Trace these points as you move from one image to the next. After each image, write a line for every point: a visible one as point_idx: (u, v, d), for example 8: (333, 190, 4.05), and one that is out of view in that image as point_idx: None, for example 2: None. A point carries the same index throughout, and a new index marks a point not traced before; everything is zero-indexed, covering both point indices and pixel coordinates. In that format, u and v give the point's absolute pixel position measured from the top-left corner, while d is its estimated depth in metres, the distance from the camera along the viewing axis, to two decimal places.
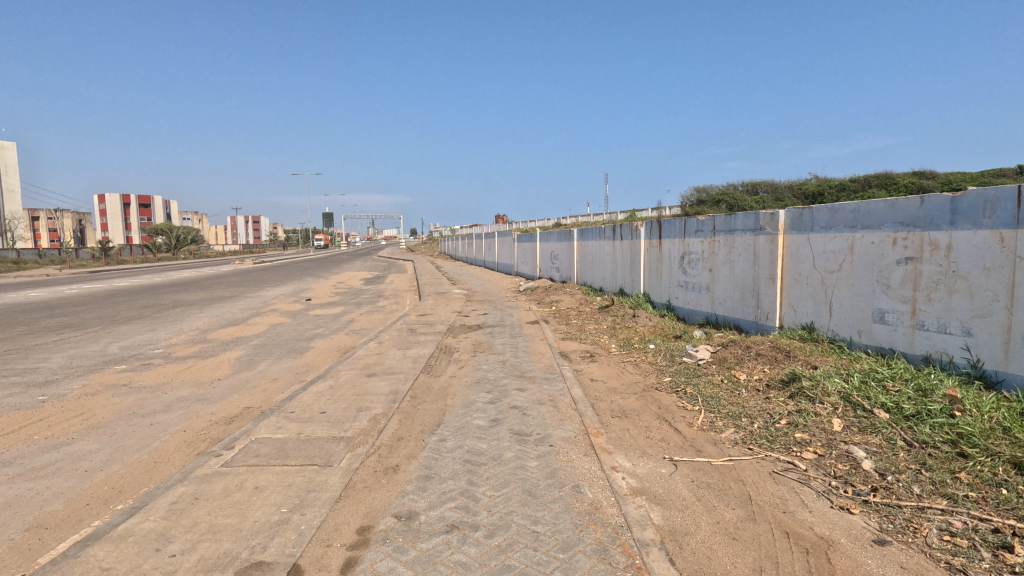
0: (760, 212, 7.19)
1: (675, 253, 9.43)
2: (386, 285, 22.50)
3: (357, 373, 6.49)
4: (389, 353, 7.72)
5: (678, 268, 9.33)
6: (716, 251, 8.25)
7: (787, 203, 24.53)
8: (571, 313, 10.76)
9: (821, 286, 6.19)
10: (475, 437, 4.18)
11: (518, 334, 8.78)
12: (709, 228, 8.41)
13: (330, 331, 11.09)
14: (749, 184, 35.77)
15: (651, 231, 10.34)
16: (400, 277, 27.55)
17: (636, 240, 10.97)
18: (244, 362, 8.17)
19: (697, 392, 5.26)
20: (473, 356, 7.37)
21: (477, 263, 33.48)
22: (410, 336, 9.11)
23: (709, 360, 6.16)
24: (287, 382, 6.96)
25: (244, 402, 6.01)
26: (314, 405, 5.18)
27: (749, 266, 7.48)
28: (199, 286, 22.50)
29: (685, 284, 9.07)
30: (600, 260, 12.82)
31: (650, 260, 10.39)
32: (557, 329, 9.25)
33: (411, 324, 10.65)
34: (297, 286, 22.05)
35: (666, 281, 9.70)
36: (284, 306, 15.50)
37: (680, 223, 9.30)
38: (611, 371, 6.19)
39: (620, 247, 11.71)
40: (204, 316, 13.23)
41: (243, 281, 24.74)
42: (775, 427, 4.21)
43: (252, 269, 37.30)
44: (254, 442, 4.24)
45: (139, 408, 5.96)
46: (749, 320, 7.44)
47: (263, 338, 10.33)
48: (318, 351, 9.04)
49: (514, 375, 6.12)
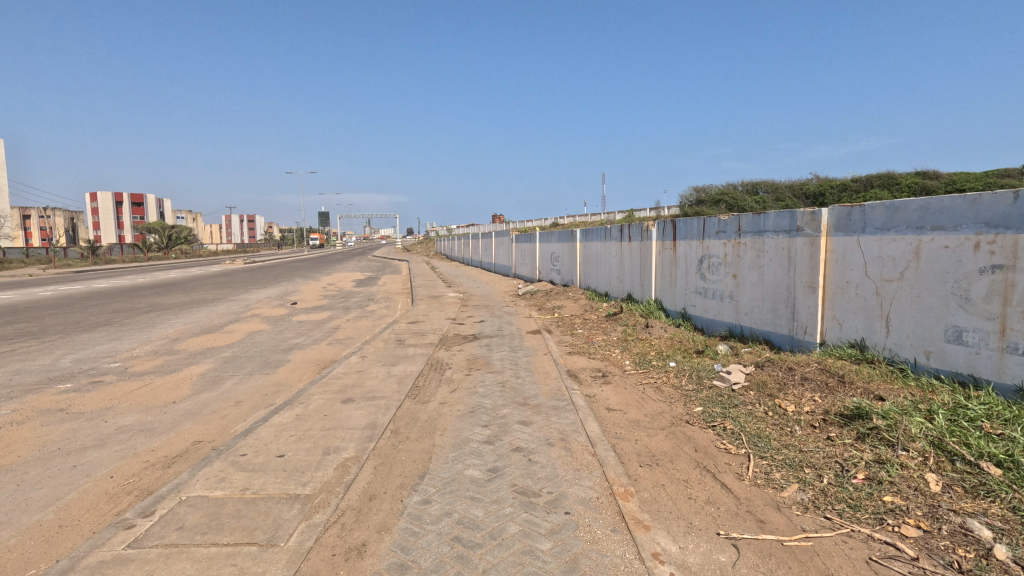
0: (797, 211, 6.27)
1: (693, 256, 8.50)
2: (378, 287, 21.51)
3: (331, 399, 5.54)
4: (372, 370, 6.78)
5: (696, 273, 8.41)
6: (743, 255, 7.33)
7: (790, 203, 23.76)
8: (575, 321, 9.84)
9: (876, 297, 5.27)
10: (468, 500, 3.25)
11: (519, 347, 7.85)
12: (734, 229, 7.49)
13: (312, 341, 10.13)
14: (750, 185, 35.03)
15: (664, 232, 9.42)
16: (393, 279, 26.57)
17: (646, 242, 10.05)
18: (208, 380, 7.21)
19: (738, 428, 4.32)
20: (468, 375, 6.44)
21: (473, 264, 32.55)
22: (398, 348, 8.16)
23: (745, 385, 5.23)
24: (252, 407, 6.01)
25: (195, 435, 5.05)
26: (273, 445, 4.24)
27: (782, 272, 6.56)
28: (181, 288, 21.44)
29: (704, 291, 8.16)
30: (606, 263, 11.90)
31: (663, 264, 9.47)
32: (562, 341, 8.33)
33: (400, 333, 9.69)
34: (284, 288, 21.01)
35: (682, 287, 8.78)
36: (267, 311, 14.51)
37: (697, 223, 8.37)
38: (629, 397, 5.27)
39: (628, 249, 10.79)
40: (176, 323, 12.20)
41: (229, 283, 23.65)
42: (853, 485, 3.28)
43: (242, 270, 36.19)
44: (183, 504, 3.29)
45: (68, 442, 4.98)
46: (783, 334, 6.53)
47: (236, 348, 9.36)
48: (294, 365, 8.08)
49: (515, 402, 5.19)
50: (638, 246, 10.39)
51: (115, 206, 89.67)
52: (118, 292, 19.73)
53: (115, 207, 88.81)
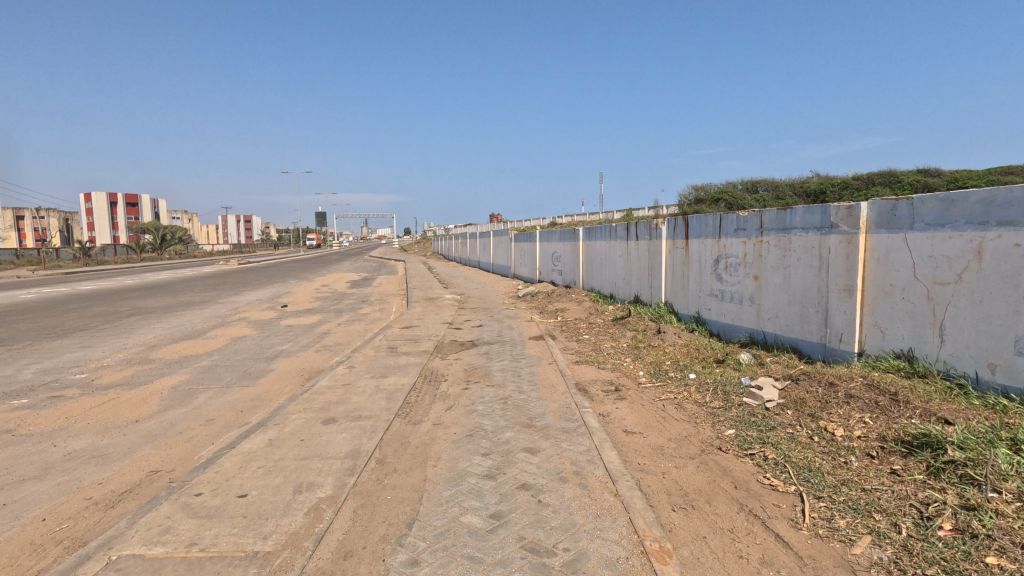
0: (830, 206, 5.66)
1: (708, 256, 7.89)
2: (373, 289, 20.87)
3: (311, 418, 4.91)
4: (360, 383, 6.14)
5: (711, 274, 7.80)
6: (765, 255, 6.72)
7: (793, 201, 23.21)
8: (580, 326, 9.22)
9: (927, 303, 4.66)
10: (466, 560, 2.61)
11: (521, 356, 7.23)
12: (755, 226, 6.88)
13: (299, 347, 9.48)
14: (750, 183, 34.52)
15: (675, 230, 8.82)
16: (389, 279, 25.91)
17: (655, 241, 9.44)
18: (180, 392, 6.58)
19: (781, 458, 3.69)
20: (465, 388, 5.81)
21: (471, 264, 31.92)
22: (390, 357, 7.52)
23: (780, 403, 4.61)
24: (224, 427, 5.37)
25: (153, 463, 4.42)
26: (236, 480, 3.61)
27: (812, 273, 5.96)
28: (168, 290, 20.74)
29: (722, 293, 7.55)
30: (611, 263, 11.29)
31: (673, 264, 8.85)
32: (567, 348, 7.72)
33: (393, 339, 9.05)
34: (275, 290, 20.34)
35: (696, 290, 8.18)
36: (255, 314, 13.84)
37: (712, 220, 7.76)
38: (648, 418, 4.64)
39: (635, 249, 10.19)
40: (157, 328, 11.54)
41: (220, 284, 22.97)
42: (942, 539, 2.65)
43: (235, 271, 35.45)
44: (110, 567, 2.64)
45: (5, 472, 4.32)
46: (814, 342, 5.93)
47: (217, 356, 8.72)
48: (277, 375, 7.43)
49: (519, 424, 4.56)
50: (646, 245, 9.78)
51: (109, 206, 88.73)
52: (103, 294, 19.04)
53: (108, 207, 87.85)
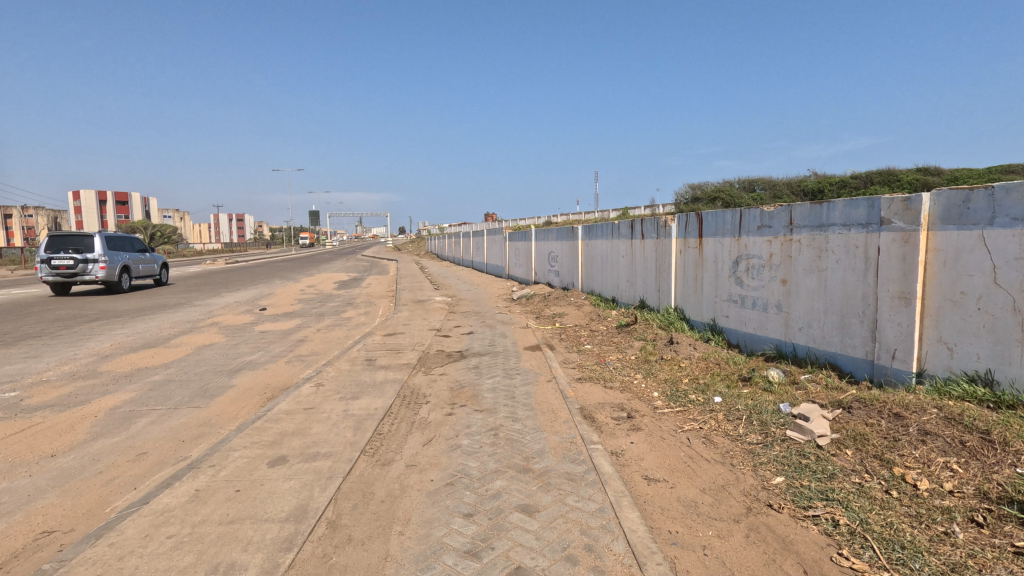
0: (878, 198, 4.80)
1: (726, 257, 7.03)
2: (361, 290, 19.90)
3: (257, 456, 4.01)
4: (326, 406, 5.24)
5: (730, 277, 6.94)
6: (795, 255, 5.86)
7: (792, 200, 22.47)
8: (581, 334, 8.34)
9: (1013, 315, 3.81)
10: None
11: (516, 370, 6.33)
12: (783, 223, 6.02)
13: (269, 357, 8.56)
14: (746, 183, 33.90)
15: (686, 228, 7.96)
16: (377, 280, 24.95)
17: (664, 240, 8.56)
18: (117, 416, 5.63)
19: (858, 525, 2.79)
20: (450, 414, 4.91)
21: (464, 264, 31.02)
22: (366, 372, 6.61)
23: (834, 440, 3.72)
24: (156, 463, 4.45)
25: (49, 520, 3.50)
26: (132, 560, 2.70)
27: (854, 277, 5.11)
28: (143, 291, 19.63)
29: (743, 299, 6.69)
30: (613, 263, 10.42)
31: (685, 266, 7.98)
32: (568, 360, 6.85)
33: (373, 348, 8.13)
34: (257, 291, 19.30)
35: (711, 295, 7.32)
36: (229, 318, 12.85)
37: (731, 217, 6.90)
38: (672, 459, 3.75)
39: (640, 249, 9.32)
40: (117, 335, 10.57)
41: (202, 284, 22.01)
42: None
43: (222, 271, 34.43)
44: None
45: None
46: (857, 357, 5.07)
47: (174, 369, 7.76)
48: (236, 393, 6.52)
49: (513, 467, 3.66)
50: (653, 244, 8.91)
51: (97, 205, 87.19)
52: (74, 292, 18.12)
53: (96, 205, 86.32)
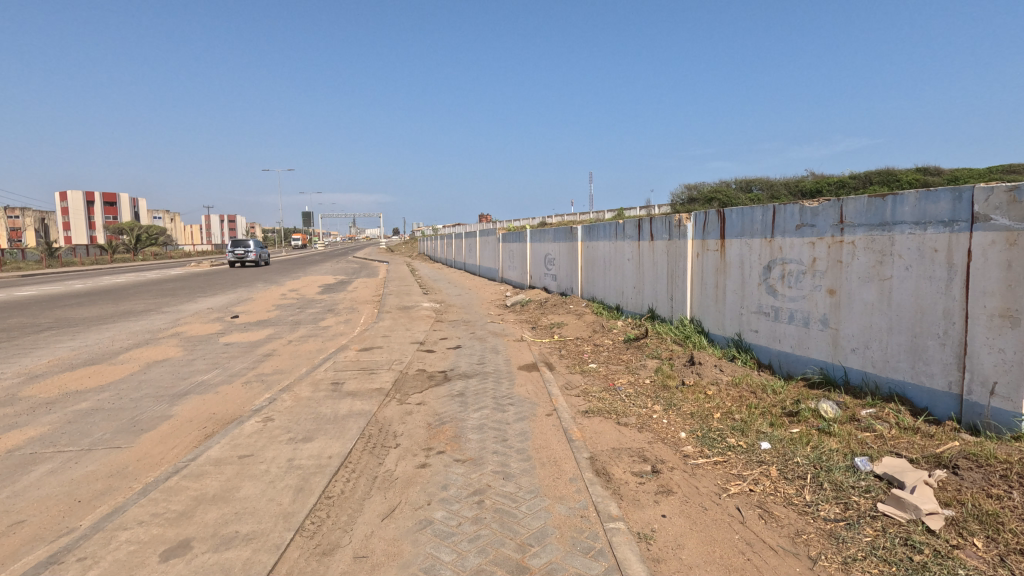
0: (968, 189, 3.77)
1: (756, 262, 6.01)
2: (346, 294, 18.80)
3: (150, 541, 2.92)
4: (268, 451, 4.15)
5: (762, 285, 5.92)
6: (846, 260, 4.84)
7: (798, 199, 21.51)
8: (584, 349, 7.28)
9: None
10: None
11: (509, 400, 5.26)
12: (830, 221, 4.99)
13: (225, 376, 7.45)
14: (746, 183, 33.00)
15: (704, 227, 6.93)
16: (366, 283, 23.86)
17: (677, 241, 7.53)
18: (10, 463, 4.52)
19: None
20: (423, 466, 3.84)
21: (456, 266, 29.94)
22: (329, 400, 5.51)
23: (949, 522, 2.67)
24: (29, 539, 3.35)
25: None
26: None
27: (930, 289, 4.09)
28: (113, 296, 18.43)
29: (778, 312, 5.68)
30: (617, 268, 9.39)
31: (704, 272, 6.96)
32: (571, 385, 5.78)
33: (343, 367, 7.03)
34: (234, 295, 18.13)
35: (737, 306, 6.30)
36: (194, 328, 11.71)
37: (762, 214, 5.88)
38: (724, 550, 2.69)
39: (650, 251, 8.28)
40: (61, 348, 9.43)
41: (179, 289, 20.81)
42: None
43: (205, 274, 33.20)
44: None
45: None
46: (936, 390, 4.05)
47: (109, 392, 6.63)
48: (171, 425, 5.42)
49: (501, 563, 2.60)
50: (664, 246, 7.88)
51: (84, 206, 85.55)
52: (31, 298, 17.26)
53: (83, 206, 84.65)
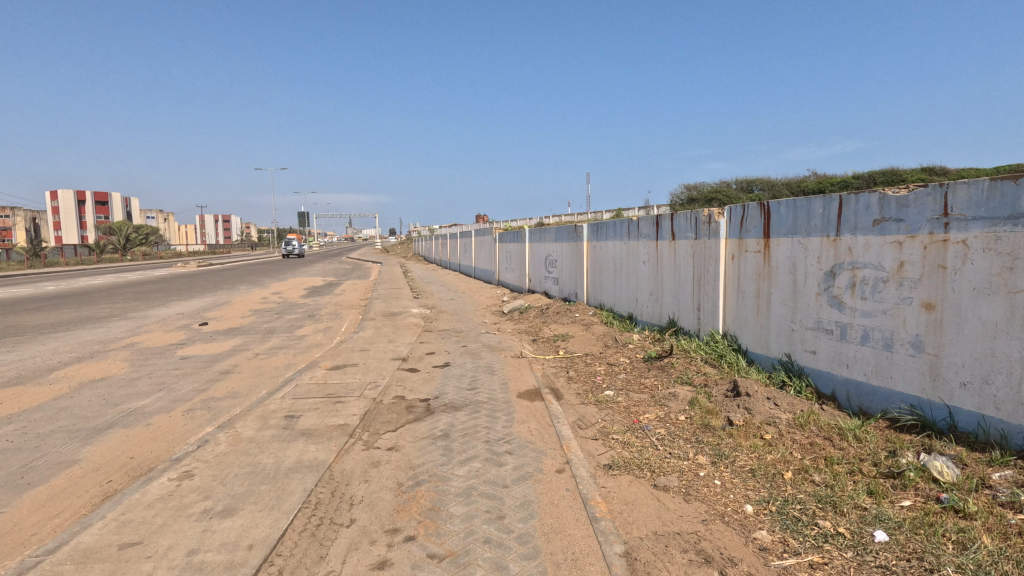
0: None
1: (813, 266, 4.84)
2: (331, 298, 17.58)
3: None
4: (164, 537, 2.92)
5: (822, 295, 4.76)
6: (951, 266, 3.68)
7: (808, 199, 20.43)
8: (596, 371, 6.09)
9: None
10: None
11: (507, 446, 4.05)
12: (927, 213, 3.82)
13: (165, 403, 6.19)
14: (745, 184, 32.14)
15: (742, 224, 5.77)
16: (355, 285, 22.61)
17: (706, 241, 6.36)
18: None
19: None
20: (382, 567, 2.62)
21: (452, 267, 28.71)
22: (275, 444, 4.28)
23: None
24: None
25: None
26: None
27: None
28: (78, 300, 17.12)
29: (847, 329, 4.51)
30: (630, 271, 8.21)
31: (741, 277, 5.79)
32: (585, 422, 4.56)
33: (306, 393, 5.79)
34: (210, 299, 16.83)
35: (789, 320, 5.14)
36: (152, 338, 10.41)
37: (824, 207, 4.72)
38: None
39: (671, 253, 7.10)
40: None
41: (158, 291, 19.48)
42: None
43: (190, 275, 31.77)
44: None
45: None
46: None
47: (11, 427, 5.35)
48: (67, 478, 4.16)
49: None
50: (689, 247, 6.70)
51: (73, 205, 83.82)
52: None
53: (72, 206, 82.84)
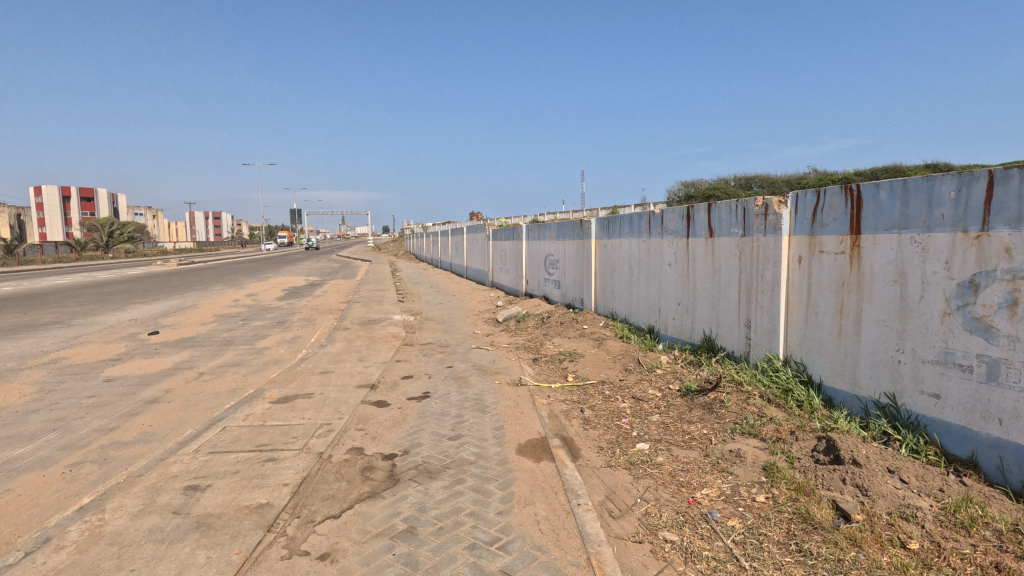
0: None
1: (937, 274, 3.42)
2: (309, 301, 16.05)
3: None
4: None
5: (952, 315, 3.33)
6: None
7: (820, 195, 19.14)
8: (619, 409, 4.64)
9: None
10: None
11: (504, 559, 2.58)
12: None
13: (48, 453, 4.65)
14: (745, 181, 30.96)
15: (815, 215, 4.35)
16: (339, 286, 21.13)
17: (759, 237, 4.94)
18: None
19: None
20: None
21: (444, 267, 27.28)
22: (147, 548, 2.79)
23: None
24: None
25: None
26: None
27: None
28: (27, 302, 15.50)
29: (999, 368, 3.09)
30: (653, 275, 6.80)
31: (814, 287, 4.37)
32: (617, 505, 3.11)
33: (231, 441, 4.29)
34: (172, 303, 15.23)
35: (893, 348, 3.72)
36: (83, 352, 8.83)
37: (958, 189, 3.29)
38: None
39: (709, 253, 5.69)
40: None
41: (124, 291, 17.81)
42: None
43: (167, 273, 29.99)
44: None
45: None
46: None
47: None
48: None
49: None
50: (735, 245, 5.28)
51: (55, 201, 81.57)
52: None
53: (54, 202, 80.51)
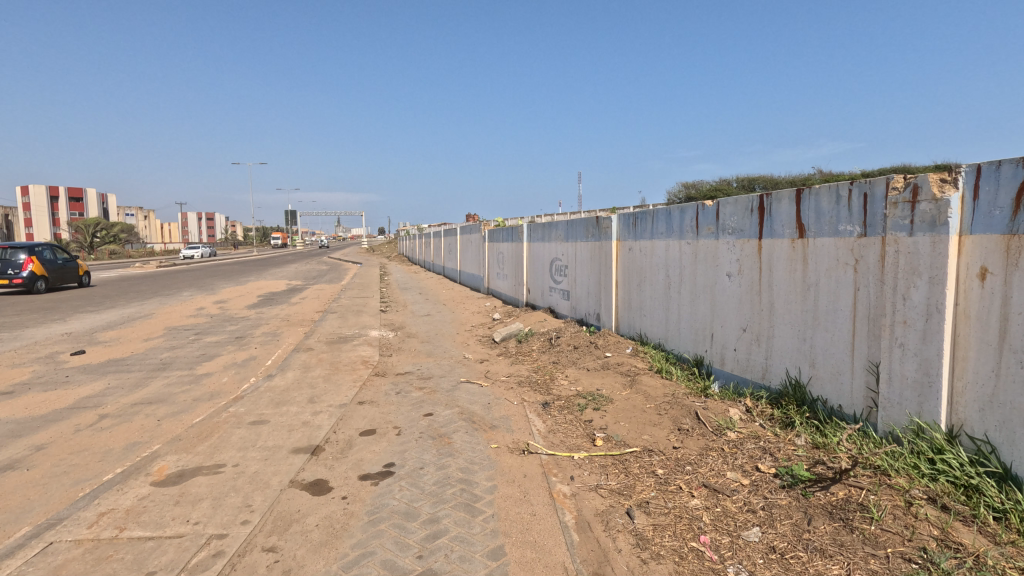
0: None
1: None
2: (282, 310, 14.24)
3: None
4: None
5: None
6: None
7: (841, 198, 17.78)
8: (689, 515, 2.90)
9: None
10: None
11: None
12: None
13: None
14: (750, 184, 29.67)
15: (1021, 200, 2.61)
16: (321, 291, 19.40)
17: (896, 238, 3.21)
18: None
19: None
20: None
21: (437, 270, 25.61)
22: None
23: None
24: None
25: None
26: None
27: None
28: None
29: None
30: (705, 289, 5.09)
31: (1017, 319, 2.64)
32: None
33: None
34: (123, 313, 13.33)
35: None
36: None
37: None
38: None
39: (802, 262, 3.97)
40: None
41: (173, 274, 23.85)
42: None
43: (141, 276, 28.06)
44: None
45: None
46: None
47: None
48: None
49: None
50: (849, 249, 3.56)
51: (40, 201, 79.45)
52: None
53: (39, 201, 78.20)
